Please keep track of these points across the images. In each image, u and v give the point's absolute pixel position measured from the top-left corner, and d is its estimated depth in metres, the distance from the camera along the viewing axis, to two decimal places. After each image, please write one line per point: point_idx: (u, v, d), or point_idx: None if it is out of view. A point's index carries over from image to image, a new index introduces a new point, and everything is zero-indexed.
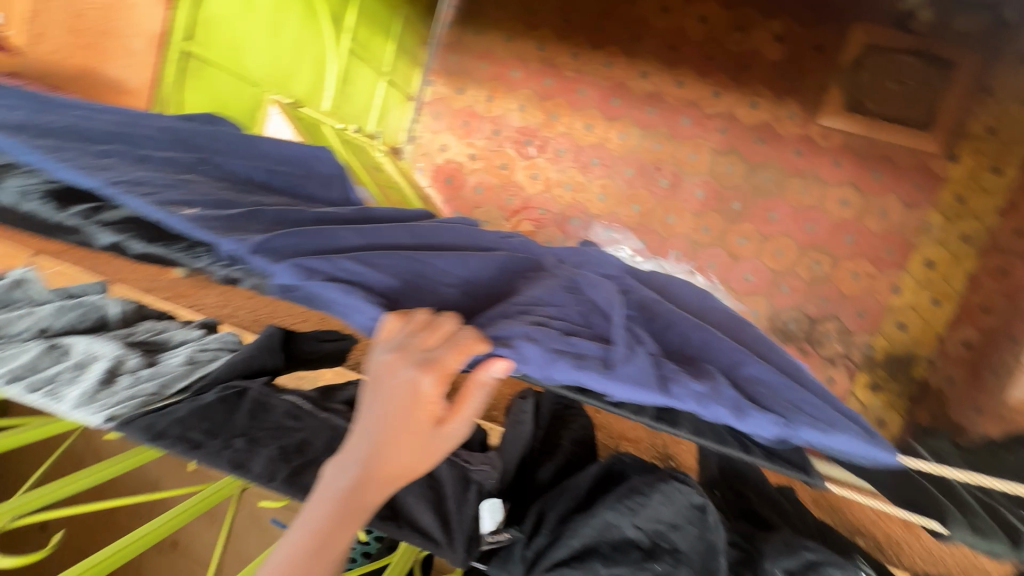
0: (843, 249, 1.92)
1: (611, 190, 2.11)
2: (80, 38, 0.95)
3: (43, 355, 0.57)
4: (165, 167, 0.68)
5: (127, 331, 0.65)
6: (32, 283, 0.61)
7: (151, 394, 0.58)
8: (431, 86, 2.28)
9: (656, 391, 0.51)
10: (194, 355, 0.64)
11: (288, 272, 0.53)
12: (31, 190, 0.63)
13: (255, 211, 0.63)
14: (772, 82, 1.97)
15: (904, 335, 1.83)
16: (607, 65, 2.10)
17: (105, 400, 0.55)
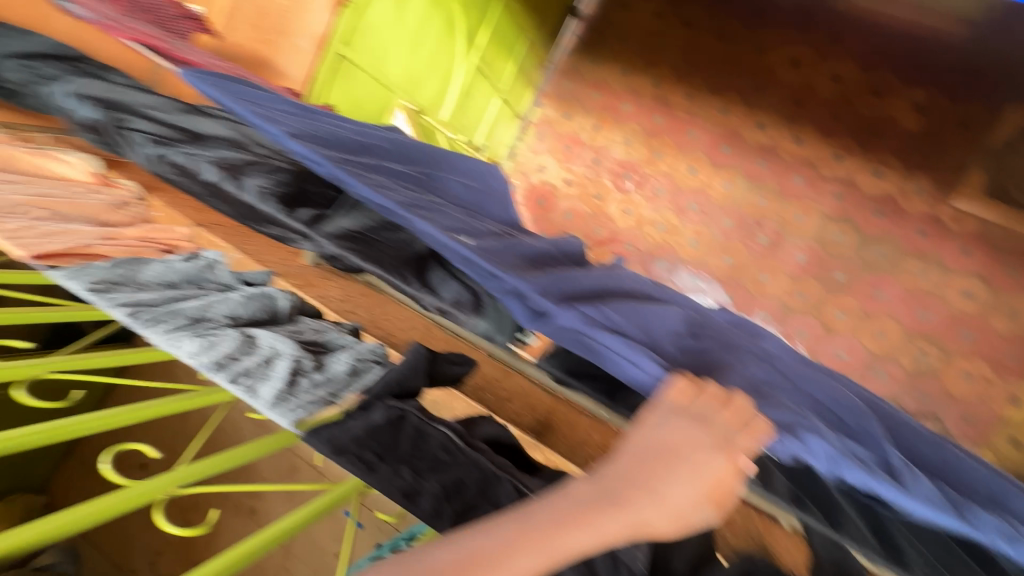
0: (958, 345, 1.74)
1: (705, 237, 2.04)
2: (262, 35, 1.17)
3: (240, 345, 0.57)
4: (409, 185, 0.75)
5: (295, 328, 0.64)
6: (221, 266, 0.70)
7: (325, 399, 0.57)
8: (540, 107, 2.32)
9: (954, 516, 0.51)
10: (354, 364, 0.62)
11: (574, 320, 0.57)
12: (269, 193, 0.73)
13: (502, 248, 0.70)
14: (903, 153, 1.84)
15: (1017, 454, 1.62)
16: (723, 111, 2.05)
17: (292, 401, 0.55)
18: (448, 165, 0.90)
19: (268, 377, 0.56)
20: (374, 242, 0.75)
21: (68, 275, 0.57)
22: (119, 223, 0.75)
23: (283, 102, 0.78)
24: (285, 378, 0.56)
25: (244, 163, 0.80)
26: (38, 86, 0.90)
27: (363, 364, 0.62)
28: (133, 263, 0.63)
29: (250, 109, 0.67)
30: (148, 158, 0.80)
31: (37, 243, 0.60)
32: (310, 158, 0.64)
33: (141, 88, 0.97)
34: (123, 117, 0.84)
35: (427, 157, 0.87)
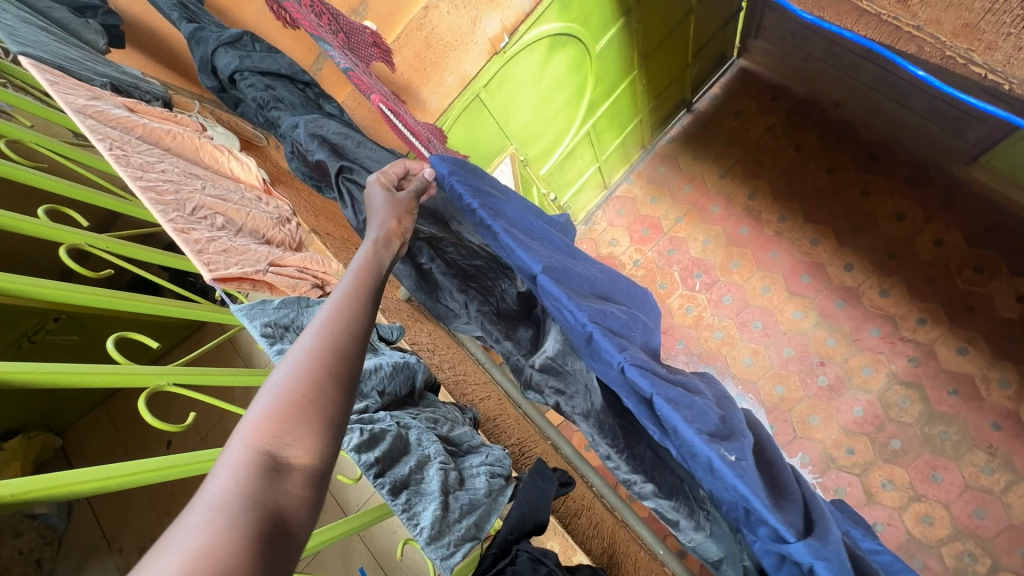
0: (1012, 561, 1.58)
1: (761, 358, 1.96)
2: (419, 62, 1.13)
3: (398, 448, 0.53)
4: (633, 337, 0.64)
5: (432, 419, 0.63)
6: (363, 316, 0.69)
7: (472, 532, 0.55)
8: (629, 184, 2.34)
9: None
10: (491, 481, 0.61)
11: None
12: (482, 313, 0.71)
13: (744, 443, 0.57)
14: (994, 340, 1.75)
15: None
16: (812, 241, 2.01)
17: (446, 536, 0.52)
18: (628, 294, 0.79)
19: (422, 494, 0.53)
20: (573, 382, 0.66)
21: (246, 312, 0.57)
22: (277, 242, 0.74)
23: (516, 209, 0.72)
24: (440, 496, 0.53)
25: (456, 252, 0.76)
26: (279, 115, 0.83)
27: (497, 483, 0.61)
28: (300, 304, 0.63)
29: (506, 232, 0.61)
30: (360, 221, 0.74)
31: (216, 261, 0.59)
32: (569, 307, 0.57)
33: (347, 125, 0.89)
34: (347, 166, 0.75)
35: (624, 289, 0.78)
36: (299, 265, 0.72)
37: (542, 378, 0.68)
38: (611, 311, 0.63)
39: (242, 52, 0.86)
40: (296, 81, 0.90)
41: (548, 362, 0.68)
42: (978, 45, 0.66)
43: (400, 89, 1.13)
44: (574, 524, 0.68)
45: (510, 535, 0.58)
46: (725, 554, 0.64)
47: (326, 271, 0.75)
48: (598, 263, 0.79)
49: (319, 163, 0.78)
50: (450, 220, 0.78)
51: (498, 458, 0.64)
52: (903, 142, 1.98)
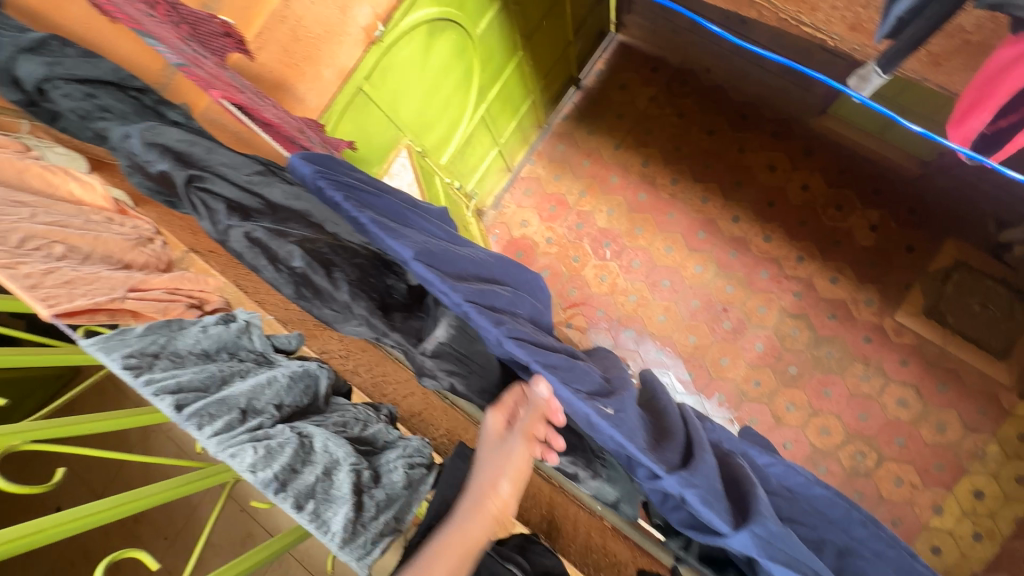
0: (892, 450, 1.87)
1: (673, 314, 2.11)
2: (289, 57, 1.05)
3: (302, 459, 0.57)
4: (521, 315, 0.70)
5: (342, 422, 0.66)
6: (255, 330, 0.70)
7: (389, 525, 0.60)
8: (531, 164, 2.37)
9: None
10: (409, 474, 0.66)
11: (747, 543, 0.56)
12: (368, 307, 0.73)
13: (624, 399, 0.67)
14: (858, 266, 2.01)
15: (934, 560, 1.77)
16: (702, 199, 2.18)
17: (361, 536, 0.56)
18: (519, 279, 0.82)
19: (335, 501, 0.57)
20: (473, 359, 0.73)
21: (103, 347, 0.54)
22: (139, 265, 0.71)
23: (387, 203, 0.74)
24: (353, 498, 0.57)
25: (328, 245, 0.76)
26: (107, 125, 0.79)
27: (417, 473, 0.67)
28: (172, 328, 0.62)
29: (374, 223, 0.63)
30: (218, 228, 0.71)
31: (57, 297, 0.55)
32: (445, 289, 0.60)
33: (193, 132, 0.85)
34: (196, 174, 0.73)
35: (516, 268, 0.82)
36: (168, 285, 0.69)
37: (435, 363, 0.72)
38: (495, 291, 0.68)
39: (48, 58, 0.79)
40: (124, 86, 0.85)
41: (438, 348, 0.73)
42: (803, 6, 0.74)
43: (275, 89, 1.06)
44: None
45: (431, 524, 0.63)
46: (620, 493, 0.75)
47: (202, 289, 0.74)
48: (484, 250, 0.82)
49: (163, 175, 0.74)
50: (323, 222, 0.78)
51: (416, 449, 0.69)
52: (767, 100, 2.18)
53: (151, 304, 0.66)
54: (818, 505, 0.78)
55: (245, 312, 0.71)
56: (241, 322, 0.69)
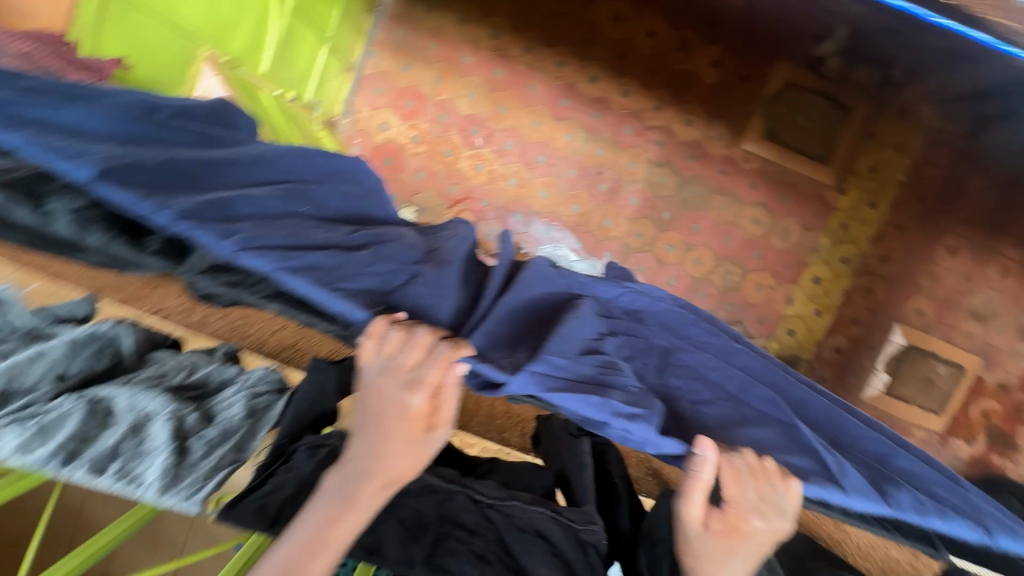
0: (752, 262, 2.18)
1: (553, 188, 2.15)
2: None
3: (92, 422, 0.65)
4: (307, 209, 0.74)
5: (178, 374, 0.76)
6: (11, 302, 0.70)
7: (229, 457, 0.70)
8: (374, 57, 2.13)
9: (876, 500, 0.70)
10: (250, 404, 0.76)
11: (525, 381, 0.68)
12: (86, 220, 0.62)
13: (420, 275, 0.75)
14: (707, 104, 2.13)
15: (792, 340, 2.17)
16: (558, 64, 2.12)
17: (185, 483, 0.65)
18: (327, 169, 0.82)
19: (153, 455, 0.65)
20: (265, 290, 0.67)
21: None
22: None
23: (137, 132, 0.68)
24: (170, 446, 0.66)
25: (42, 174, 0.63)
26: None
27: (258, 400, 0.77)
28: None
29: (76, 159, 0.56)
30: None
31: None
32: (201, 234, 0.59)
33: None
34: None
35: (291, 163, 0.78)
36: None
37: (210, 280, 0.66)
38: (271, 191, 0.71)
39: None
40: None
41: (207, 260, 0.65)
42: None
43: None
44: None
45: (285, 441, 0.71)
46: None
47: None
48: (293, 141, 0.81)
49: None
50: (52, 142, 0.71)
51: (254, 382, 0.79)
52: None
53: None
54: (664, 320, 0.89)
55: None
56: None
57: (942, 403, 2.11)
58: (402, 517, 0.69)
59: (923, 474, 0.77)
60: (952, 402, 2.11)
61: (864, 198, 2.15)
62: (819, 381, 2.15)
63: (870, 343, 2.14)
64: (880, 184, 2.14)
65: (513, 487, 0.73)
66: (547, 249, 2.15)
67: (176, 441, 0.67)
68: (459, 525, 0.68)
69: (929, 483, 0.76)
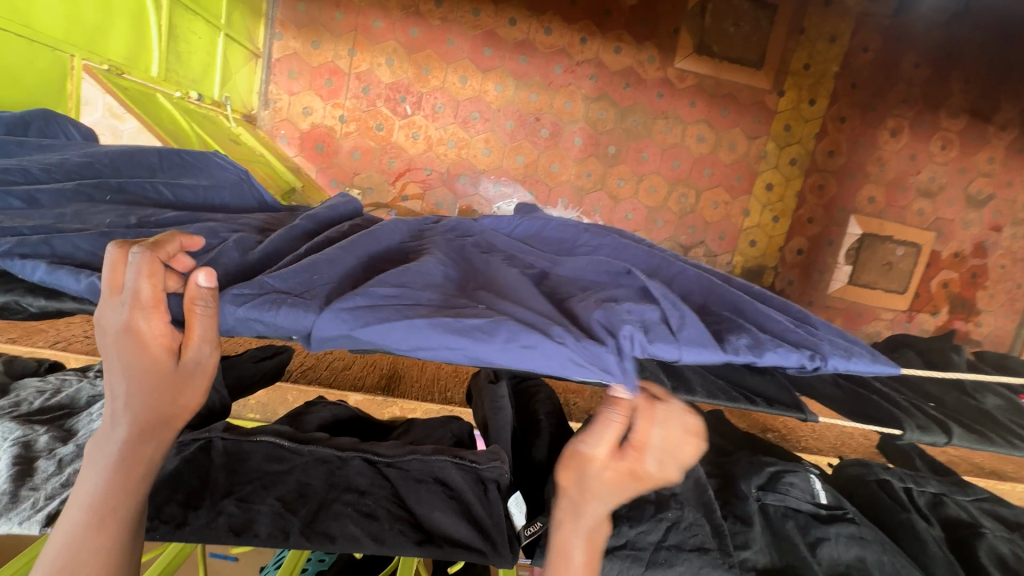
0: (703, 181, 2.18)
1: (494, 143, 2.09)
2: None
3: None
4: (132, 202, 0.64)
5: (42, 396, 0.66)
6: None
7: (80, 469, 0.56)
8: (280, 40, 2.00)
9: (718, 349, 0.51)
10: None
11: (333, 320, 0.44)
12: None
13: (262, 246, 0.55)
14: (632, 27, 2.07)
15: (755, 250, 2.22)
16: (474, 13, 2.03)
17: (25, 503, 0.52)
18: (172, 168, 0.74)
19: None
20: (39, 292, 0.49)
21: None
22: None
23: None
24: (9, 472, 0.54)
25: None
26: None
27: None
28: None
29: None
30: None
31: None
32: None
33: None
34: None
35: (113, 167, 0.69)
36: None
37: None
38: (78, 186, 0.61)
39: None
40: None
41: None
42: None
43: None
44: (314, 367, 0.76)
45: None
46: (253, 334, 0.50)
47: None
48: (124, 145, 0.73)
49: None
50: None
51: None
52: None
53: None
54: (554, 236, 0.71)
55: None
56: None
57: (903, 283, 2.18)
58: (279, 494, 0.54)
59: (823, 338, 0.57)
60: (913, 279, 2.18)
61: (803, 95, 2.14)
62: (785, 284, 2.22)
63: (830, 239, 2.18)
64: (815, 79, 2.12)
65: (419, 441, 0.62)
66: (501, 207, 2.14)
67: (17, 464, 0.55)
68: (349, 488, 0.56)
69: (809, 338, 0.56)
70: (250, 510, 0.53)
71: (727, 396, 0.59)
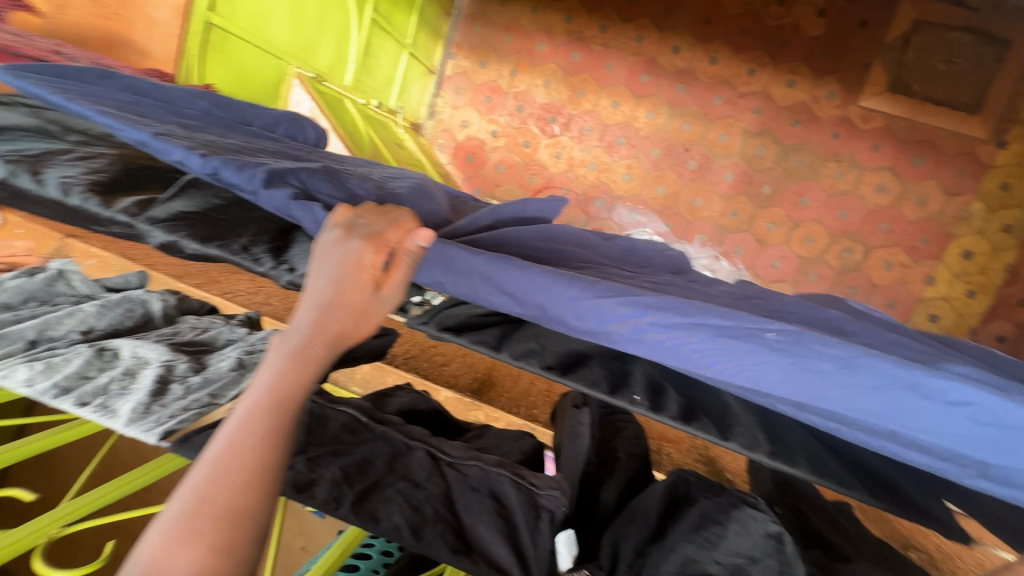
0: (876, 237, 1.88)
1: (637, 170, 2.05)
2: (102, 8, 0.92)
3: (93, 361, 0.53)
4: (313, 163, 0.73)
5: (172, 330, 0.62)
6: (71, 275, 0.63)
7: (205, 404, 0.54)
8: (454, 59, 2.21)
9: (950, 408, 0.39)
10: (243, 358, 0.60)
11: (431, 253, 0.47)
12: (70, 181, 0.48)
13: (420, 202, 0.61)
14: (812, 60, 1.88)
15: (935, 327, 1.83)
16: (637, 40, 2.02)
17: (157, 414, 0.51)
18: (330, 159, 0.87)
19: (134, 390, 0.53)
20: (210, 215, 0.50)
21: None
22: None
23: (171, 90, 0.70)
24: (149, 386, 0.52)
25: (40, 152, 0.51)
26: None
27: (255, 358, 0.60)
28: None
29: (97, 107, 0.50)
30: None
31: None
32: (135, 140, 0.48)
33: None
34: None
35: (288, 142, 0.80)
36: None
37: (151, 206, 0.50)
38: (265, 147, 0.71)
39: None
40: None
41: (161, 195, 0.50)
42: None
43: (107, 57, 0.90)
44: (416, 358, 0.79)
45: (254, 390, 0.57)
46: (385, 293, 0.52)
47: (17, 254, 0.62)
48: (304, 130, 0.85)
49: None
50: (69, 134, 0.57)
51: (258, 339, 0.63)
52: None
53: None
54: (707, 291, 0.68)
55: (56, 260, 0.63)
56: (51, 270, 0.62)
57: None
58: (343, 464, 0.56)
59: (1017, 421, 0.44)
60: None
61: None
62: None
63: None
64: None
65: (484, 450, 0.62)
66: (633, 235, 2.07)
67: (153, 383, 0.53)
68: (406, 477, 0.56)
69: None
70: (317, 472, 0.54)
71: (834, 477, 0.46)
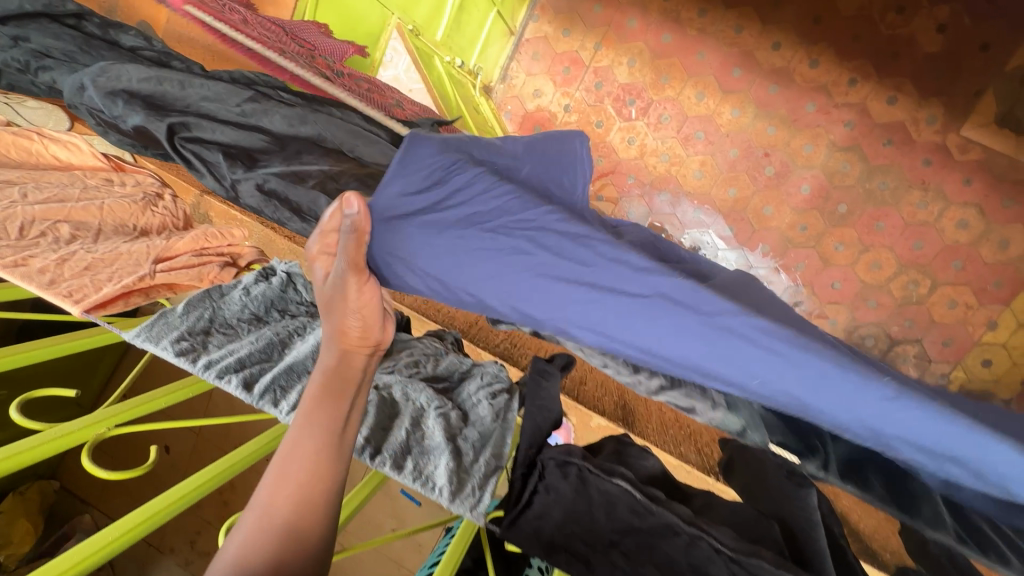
0: (947, 274, 1.81)
1: (710, 167, 1.97)
2: None
3: (414, 434, 0.67)
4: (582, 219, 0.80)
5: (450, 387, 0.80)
6: (298, 278, 0.86)
7: (491, 465, 0.67)
8: (536, 22, 2.09)
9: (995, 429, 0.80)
10: (495, 408, 0.76)
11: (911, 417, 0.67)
12: (263, 181, 0.89)
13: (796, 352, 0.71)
14: (920, 78, 1.77)
15: (987, 372, 1.78)
16: (736, 30, 1.90)
17: (466, 492, 0.62)
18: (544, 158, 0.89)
19: (436, 454, 0.65)
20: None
21: (147, 337, 0.63)
22: (157, 226, 0.87)
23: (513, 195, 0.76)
24: (448, 449, 0.66)
25: (238, 146, 0.91)
26: (64, 78, 0.93)
27: (500, 403, 0.78)
28: (220, 298, 0.75)
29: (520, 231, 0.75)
30: (226, 183, 0.92)
31: (77, 286, 0.67)
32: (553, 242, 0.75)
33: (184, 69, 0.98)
34: (176, 124, 0.89)
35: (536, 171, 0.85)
36: (194, 247, 0.85)
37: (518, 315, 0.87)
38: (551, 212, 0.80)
39: (71, 57, 0.97)
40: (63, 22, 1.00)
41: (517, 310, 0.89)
42: None
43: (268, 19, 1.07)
44: (584, 393, 0.92)
45: (533, 452, 0.68)
46: (746, 423, 0.85)
47: (221, 243, 0.89)
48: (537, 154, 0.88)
49: (138, 127, 0.91)
50: (328, 142, 0.93)
51: (493, 379, 0.82)
52: None
53: (181, 273, 0.80)
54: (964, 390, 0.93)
55: (283, 265, 0.86)
56: (283, 275, 0.84)
57: None
58: (654, 561, 0.62)
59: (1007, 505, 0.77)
60: None
61: None
62: None
63: None
64: None
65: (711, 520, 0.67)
66: (693, 235, 2.01)
67: (450, 449, 0.66)
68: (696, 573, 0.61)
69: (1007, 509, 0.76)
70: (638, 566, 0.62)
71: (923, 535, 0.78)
